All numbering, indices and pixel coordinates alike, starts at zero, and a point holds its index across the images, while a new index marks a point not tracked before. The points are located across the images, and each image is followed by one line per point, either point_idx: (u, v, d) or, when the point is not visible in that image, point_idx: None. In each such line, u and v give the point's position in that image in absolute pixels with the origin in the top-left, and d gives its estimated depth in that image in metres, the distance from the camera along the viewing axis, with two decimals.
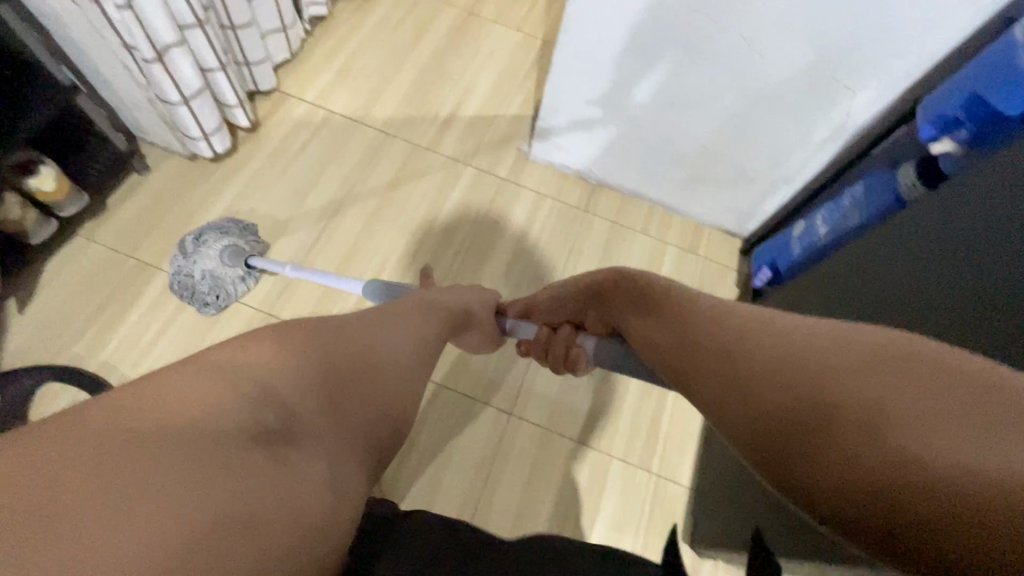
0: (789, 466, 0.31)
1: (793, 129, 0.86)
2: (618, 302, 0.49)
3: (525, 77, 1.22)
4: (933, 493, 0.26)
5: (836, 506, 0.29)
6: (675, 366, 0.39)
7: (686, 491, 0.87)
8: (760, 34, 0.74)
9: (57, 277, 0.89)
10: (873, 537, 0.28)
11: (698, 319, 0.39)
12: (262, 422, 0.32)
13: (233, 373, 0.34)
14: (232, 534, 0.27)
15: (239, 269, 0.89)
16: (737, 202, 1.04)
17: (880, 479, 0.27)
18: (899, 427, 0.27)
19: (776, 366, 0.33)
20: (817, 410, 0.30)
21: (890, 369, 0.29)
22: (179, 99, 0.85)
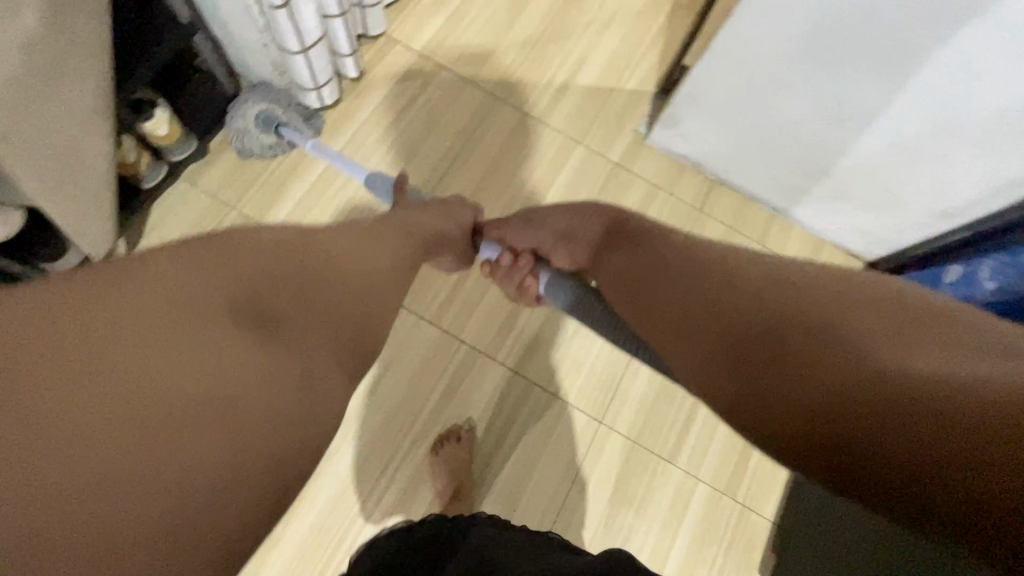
0: (776, 380, 0.39)
1: (975, 166, 0.75)
2: (615, 256, 0.60)
3: (653, 42, 1.08)
4: (898, 386, 0.33)
5: (812, 413, 0.36)
6: (679, 319, 0.49)
7: (770, 523, 0.85)
8: (987, 65, 0.62)
9: (164, 222, 0.90)
10: (843, 437, 0.34)
11: (705, 280, 0.49)
12: (254, 325, 0.39)
13: (242, 278, 0.40)
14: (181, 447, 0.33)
15: (270, 137, 0.89)
16: (867, 224, 0.95)
17: (862, 378, 0.35)
18: (879, 343, 0.36)
19: (779, 304, 0.43)
20: (796, 333, 0.40)
21: (860, 304, 0.40)
22: (297, 49, 0.80)
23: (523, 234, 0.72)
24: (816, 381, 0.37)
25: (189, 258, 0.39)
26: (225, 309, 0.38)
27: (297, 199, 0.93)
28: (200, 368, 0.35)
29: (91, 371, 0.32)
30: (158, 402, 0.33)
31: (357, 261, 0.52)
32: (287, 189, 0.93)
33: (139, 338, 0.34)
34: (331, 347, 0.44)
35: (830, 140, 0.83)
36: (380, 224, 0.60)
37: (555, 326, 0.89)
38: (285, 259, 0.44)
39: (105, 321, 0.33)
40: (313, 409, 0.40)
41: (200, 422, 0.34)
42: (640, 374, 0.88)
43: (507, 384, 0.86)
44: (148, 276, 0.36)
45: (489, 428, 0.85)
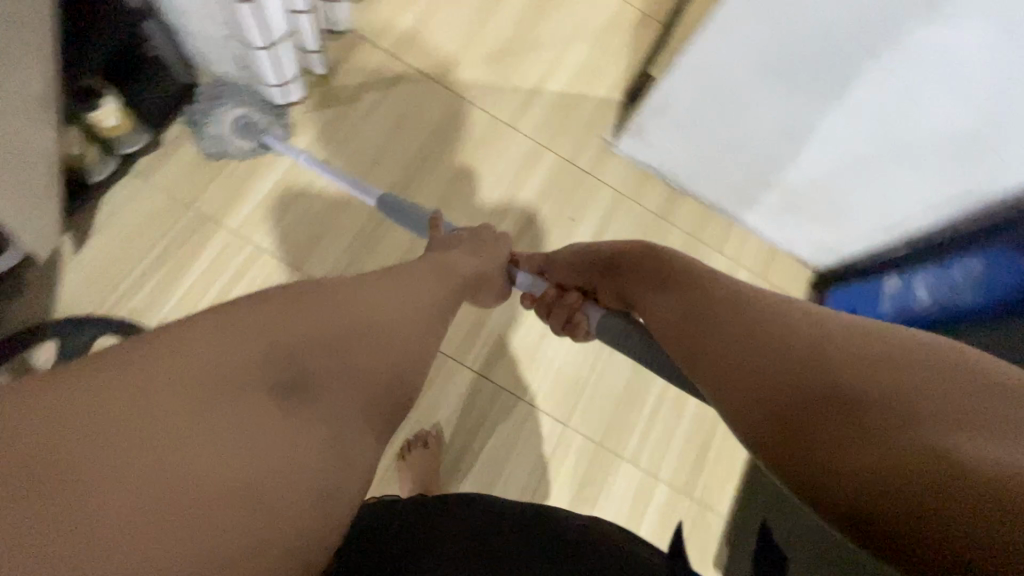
0: (813, 447, 0.39)
1: (914, 184, 0.81)
2: (656, 297, 0.56)
3: (620, 52, 1.10)
4: (932, 470, 0.33)
5: (852, 487, 0.36)
6: (716, 369, 0.47)
7: (722, 519, 0.89)
8: (923, 91, 0.67)
9: (113, 221, 0.85)
10: (876, 516, 0.34)
11: (740, 333, 0.46)
12: (273, 376, 0.40)
13: (265, 331, 0.41)
14: (230, 487, 0.35)
15: (249, 142, 0.88)
16: (819, 235, 1.01)
17: (908, 466, 0.34)
18: (926, 428, 0.35)
19: (824, 372, 0.41)
20: (831, 393, 0.40)
21: (902, 363, 0.39)
22: (261, 45, 0.77)
23: (568, 271, 0.70)
24: (851, 464, 0.36)
25: (223, 320, 0.41)
26: (249, 361, 0.39)
27: (260, 198, 0.90)
28: (229, 444, 0.36)
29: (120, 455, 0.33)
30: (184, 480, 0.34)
31: (397, 308, 0.50)
32: (249, 189, 0.90)
33: (163, 416, 0.35)
34: (358, 404, 0.43)
35: (791, 155, 0.87)
36: (422, 266, 0.59)
37: (522, 332, 0.90)
38: (318, 313, 0.44)
39: (136, 395, 0.35)
40: (339, 477, 0.40)
41: (223, 499, 0.34)
42: (605, 378, 0.90)
43: (475, 388, 0.87)
44: (178, 341, 0.38)
45: (456, 433, 0.85)
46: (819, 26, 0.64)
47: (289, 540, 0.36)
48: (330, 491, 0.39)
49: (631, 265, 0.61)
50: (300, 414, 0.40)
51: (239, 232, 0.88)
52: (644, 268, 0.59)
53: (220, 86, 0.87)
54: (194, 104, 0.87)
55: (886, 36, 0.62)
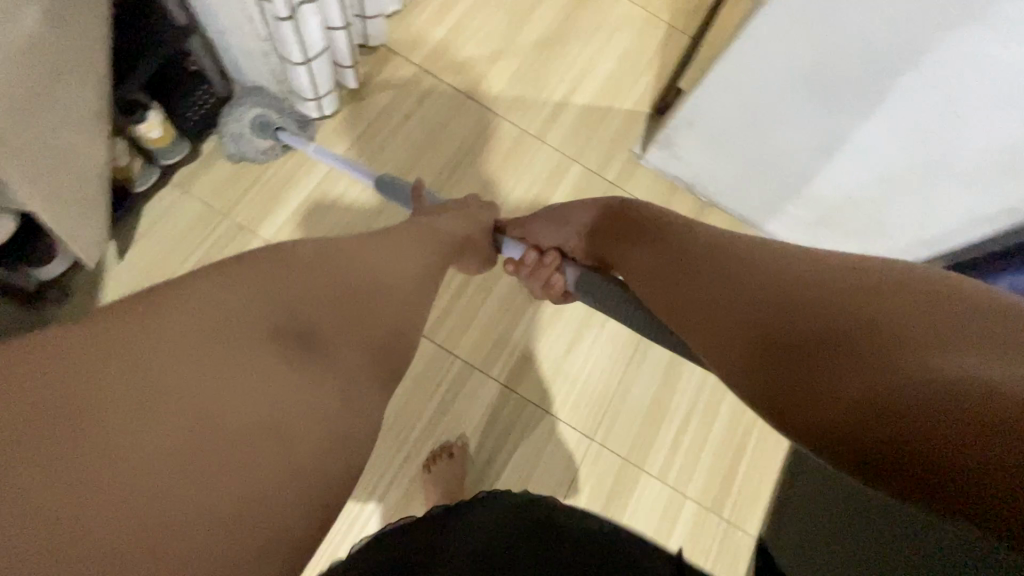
0: (797, 380, 0.41)
1: (955, 199, 0.79)
2: (639, 251, 0.60)
3: (649, 63, 1.10)
4: (917, 394, 0.35)
5: (837, 414, 0.38)
6: (708, 329, 0.49)
7: (752, 539, 0.87)
8: (969, 108, 0.64)
9: (153, 230, 0.88)
10: (866, 443, 0.36)
11: (724, 280, 0.50)
12: (281, 329, 0.45)
13: (274, 293, 0.47)
14: (247, 435, 0.40)
15: (267, 141, 0.88)
16: (854, 249, 0.99)
17: (880, 385, 0.37)
18: (892, 343, 0.38)
19: (799, 302, 0.44)
20: (815, 330, 0.42)
21: (881, 295, 0.41)
22: (300, 60, 0.79)
23: (551, 234, 0.72)
24: (840, 393, 0.38)
25: (230, 280, 0.46)
26: (262, 317, 0.45)
27: (293, 208, 0.92)
28: (244, 391, 0.41)
29: (152, 395, 0.38)
30: (207, 420, 0.39)
31: (388, 267, 0.57)
32: (283, 199, 0.92)
33: (182, 368, 0.40)
34: (363, 353, 0.49)
35: (825, 169, 0.85)
36: (406, 232, 0.63)
37: (548, 343, 0.90)
38: (312, 277, 0.49)
39: (150, 345, 0.40)
40: (346, 425, 0.45)
41: (239, 435, 0.39)
42: (631, 391, 0.89)
43: (500, 400, 0.87)
44: (189, 301, 0.43)
45: (481, 443, 0.85)
46: (859, 42, 0.63)
47: (308, 485, 0.42)
48: (337, 434, 0.44)
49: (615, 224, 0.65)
50: (305, 365, 0.44)
51: (272, 241, 0.91)
52: (627, 227, 0.63)
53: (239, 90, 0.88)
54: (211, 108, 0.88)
55: (913, 54, 0.61)
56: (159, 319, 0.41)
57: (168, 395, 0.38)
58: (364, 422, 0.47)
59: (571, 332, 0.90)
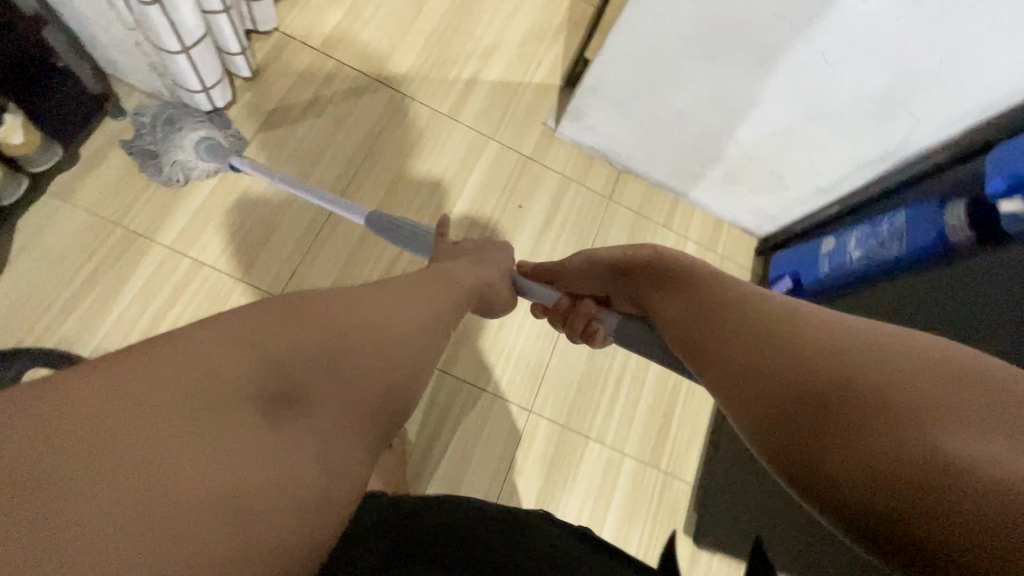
0: (821, 446, 0.36)
1: (842, 146, 0.85)
2: (659, 298, 0.56)
3: (556, 36, 1.10)
4: (945, 480, 0.29)
5: (857, 484, 0.33)
6: (721, 373, 0.45)
7: (689, 487, 0.92)
8: (842, 55, 0.70)
9: (33, 246, 0.80)
10: (886, 531, 0.31)
11: (741, 322, 0.46)
12: (270, 389, 0.38)
13: (260, 342, 0.39)
14: (218, 502, 0.32)
15: (213, 165, 0.85)
16: (761, 205, 1.05)
17: (914, 466, 0.31)
18: (917, 419, 0.32)
19: (833, 364, 0.38)
20: (837, 388, 0.37)
21: (927, 366, 0.35)
22: (178, 49, 0.74)
23: (579, 279, 0.67)
24: (861, 464, 0.33)
25: (222, 331, 0.39)
26: (244, 371, 0.37)
27: (194, 209, 0.86)
28: (211, 448, 0.33)
29: (100, 452, 0.31)
30: (167, 487, 0.31)
31: (392, 318, 0.47)
32: (181, 201, 0.86)
33: (141, 423, 0.32)
34: (352, 417, 0.41)
35: (734, 129, 0.89)
36: (409, 277, 0.55)
37: (479, 323, 0.90)
38: (313, 326, 0.42)
39: (130, 399, 0.33)
40: (326, 487, 0.38)
41: (194, 504, 0.32)
42: (564, 361, 0.91)
43: (436, 385, 0.86)
44: (173, 350, 0.36)
45: (420, 431, 0.84)
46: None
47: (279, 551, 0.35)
48: (315, 500, 0.37)
49: (639, 271, 0.59)
50: (297, 433, 0.37)
51: (174, 247, 0.85)
52: (652, 272, 0.58)
53: (174, 113, 0.86)
54: (144, 129, 0.84)
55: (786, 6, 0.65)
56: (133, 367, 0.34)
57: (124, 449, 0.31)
58: (350, 484, 0.39)
59: (501, 311, 0.91)
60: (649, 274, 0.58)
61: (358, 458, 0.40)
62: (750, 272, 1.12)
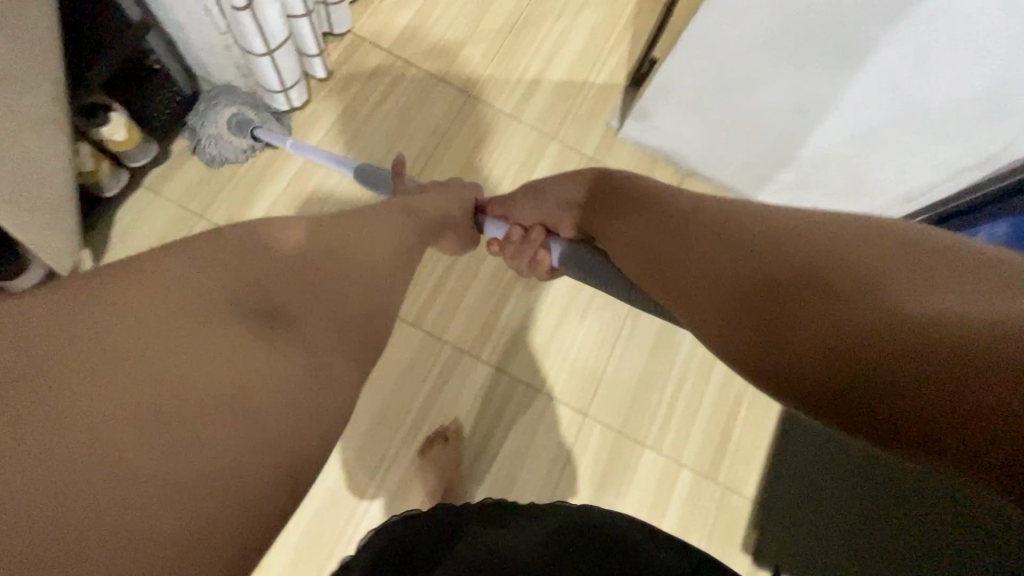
0: (793, 334, 0.38)
1: (931, 150, 0.79)
2: (623, 224, 0.54)
3: (622, 35, 1.09)
4: (925, 347, 0.33)
5: (845, 365, 0.36)
6: (685, 281, 0.47)
7: (748, 501, 0.88)
8: (937, 57, 0.64)
9: (128, 234, 0.87)
10: (868, 399, 0.34)
11: (706, 232, 0.47)
12: (246, 309, 0.42)
13: (234, 268, 0.43)
14: (211, 407, 0.36)
15: (245, 140, 0.88)
16: (835, 210, 0.99)
17: (878, 336, 0.35)
18: (887, 294, 0.36)
19: (789, 262, 0.41)
20: (809, 283, 0.39)
21: (880, 241, 0.39)
22: (263, 51, 0.78)
23: (530, 210, 0.66)
24: (841, 346, 0.36)
25: (195, 260, 0.42)
26: (220, 294, 0.41)
27: (270, 203, 0.91)
28: (201, 354, 0.38)
29: (104, 364, 0.35)
30: (166, 396, 0.35)
31: (364, 244, 0.53)
32: (258, 194, 0.91)
33: (144, 338, 0.37)
34: (327, 330, 0.46)
35: (809, 132, 0.85)
36: (380, 212, 0.59)
37: (536, 322, 0.90)
38: (280, 256, 0.46)
39: (132, 322, 0.37)
40: (316, 396, 0.42)
41: (197, 413, 0.36)
42: (622, 364, 0.90)
43: (491, 382, 0.87)
44: (157, 278, 0.40)
45: (476, 427, 0.85)
46: None
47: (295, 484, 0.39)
48: (313, 408, 0.41)
49: (605, 196, 0.58)
50: (278, 340, 0.42)
51: None
52: (616, 199, 0.57)
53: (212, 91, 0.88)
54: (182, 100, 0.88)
55: (876, 8, 0.61)
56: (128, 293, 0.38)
57: (127, 361, 0.35)
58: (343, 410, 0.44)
59: (559, 311, 0.90)
60: (604, 200, 0.59)
61: (349, 379, 0.45)
62: None
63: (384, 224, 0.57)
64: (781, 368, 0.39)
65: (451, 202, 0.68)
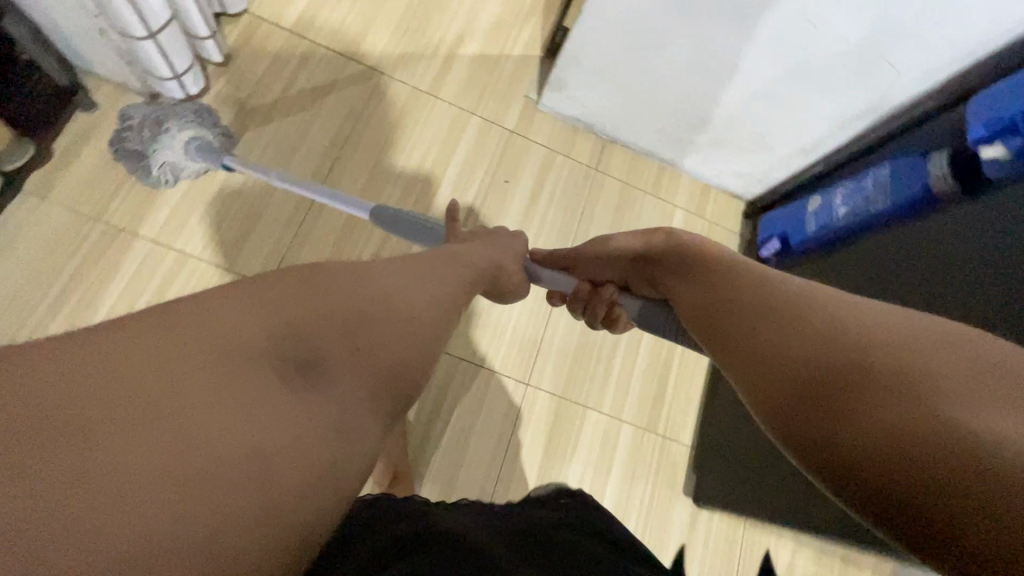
0: (825, 412, 0.33)
1: (825, 102, 0.84)
2: (680, 286, 0.54)
3: (532, 5, 1.08)
4: (946, 446, 0.27)
5: (850, 450, 0.31)
6: (738, 349, 0.42)
7: (685, 448, 0.93)
8: (819, 6, 0.69)
9: (13, 244, 0.79)
10: (877, 494, 0.29)
11: (769, 301, 0.43)
12: (288, 359, 0.35)
13: (270, 305, 0.37)
14: (246, 470, 0.30)
15: (202, 163, 0.83)
16: (747, 167, 1.05)
17: (899, 431, 0.29)
18: (934, 393, 0.30)
19: (834, 341, 0.36)
20: (851, 361, 0.34)
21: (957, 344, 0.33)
22: (144, 34, 0.72)
23: (600, 265, 0.67)
24: (865, 432, 0.31)
25: (238, 300, 0.36)
26: (262, 335, 0.35)
27: (175, 200, 0.85)
28: (232, 413, 0.31)
29: (105, 399, 0.28)
30: (166, 437, 0.28)
31: (408, 294, 0.45)
32: (161, 192, 0.84)
33: (157, 384, 0.30)
34: (372, 396, 0.39)
35: (718, 91, 0.88)
36: (430, 256, 0.53)
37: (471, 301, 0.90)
38: (327, 291, 0.40)
39: (149, 360, 0.30)
40: (350, 468, 0.35)
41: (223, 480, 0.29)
42: (558, 333, 0.92)
43: None
44: (190, 313, 0.34)
45: (421, 410, 0.85)
46: None
47: None
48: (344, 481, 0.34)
49: (658, 255, 0.59)
50: (321, 396, 0.35)
51: (158, 239, 0.83)
52: (667, 258, 0.58)
53: (162, 112, 0.84)
54: (131, 118, 0.83)
55: None
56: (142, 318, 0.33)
57: (128, 397, 0.29)
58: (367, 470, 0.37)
59: None
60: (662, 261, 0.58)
61: (369, 440, 0.37)
62: (737, 235, 1.12)
63: (428, 268, 0.51)
64: (806, 445, 0.34)
65: (496, 253, 0.64)
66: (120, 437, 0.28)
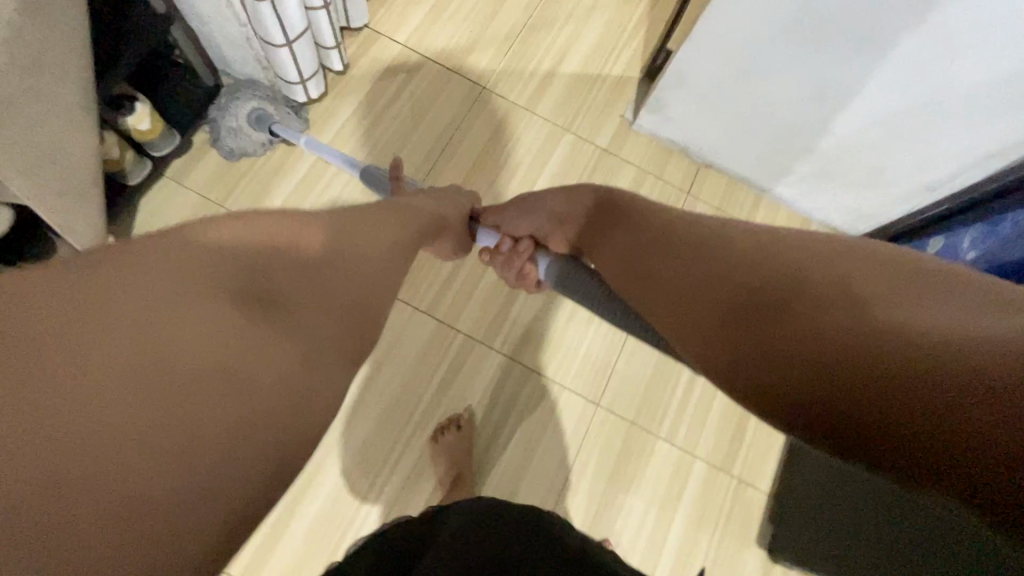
0: (773, 339, 0.38)
1: (957, 136, 0.77)
2: (615, 245, 0.57)
3: (636, 28, 1.08)
4: (911, 361, 0.31)
5: (816, 375, 0.34)
6: (680, 303, 0.46)
7: (764, 496, 0.87)
8: (956, 37, 0.63)
9: (151, 223, 0.89)
10: (862, 420, 0.32)
11: (683, 257, 0.48)
12: (253, 295, 0.38)
13: (224, 248, 0.38)
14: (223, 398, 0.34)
15: (262, 134, 0.89)
16: (857, 202, 0.97)
17: (882, 347, 0.32)
18: (878, 308, 0.35)
19: (755, 281, 0.41)
20: (782, 290, 0.39)
21: (867, 267, 0.39)
22: (282, 42, 0.79)
23: (524, 219, 0.69)
24: (831, 350, 0.34)
25: (198, 244, 0.37)
26: (228, 279, 0.37)
27: (287, 194, 0.92)
28: (197, 341, 0.34)
29: (97, 352, 0.31)
30: (147, 375, 0.31)
31: (374, 242, 0.50)
32: (276, 185, 0.92)
33: (128, 320, 0.32)
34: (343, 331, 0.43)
35: (830, 120, 0.83)
36: (390, 205, 0.58)
37: (548, 315, 0.89)
38: (286, 231, 0.42)
39: (133, 317, 0.32)
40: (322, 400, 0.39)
41: (202, 404, 0.33)
42: (635, 356, 0.89)
43: (504, 372, 0.87)
44: (142, 267, 0.34)
45: (489, 416, 0.85)
46: None
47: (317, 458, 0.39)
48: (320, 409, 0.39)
49: (586, 224, 0.63)
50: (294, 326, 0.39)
51: None
52: (594, 220, 0.62)
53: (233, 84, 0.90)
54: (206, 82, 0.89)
55: None
56: (97, 270, 0.33)
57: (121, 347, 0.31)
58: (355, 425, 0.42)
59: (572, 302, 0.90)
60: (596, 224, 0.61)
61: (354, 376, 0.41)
62: None
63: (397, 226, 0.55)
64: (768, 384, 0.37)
65: (444, 206, 0.68)
66: (92, 370, 0.30)
